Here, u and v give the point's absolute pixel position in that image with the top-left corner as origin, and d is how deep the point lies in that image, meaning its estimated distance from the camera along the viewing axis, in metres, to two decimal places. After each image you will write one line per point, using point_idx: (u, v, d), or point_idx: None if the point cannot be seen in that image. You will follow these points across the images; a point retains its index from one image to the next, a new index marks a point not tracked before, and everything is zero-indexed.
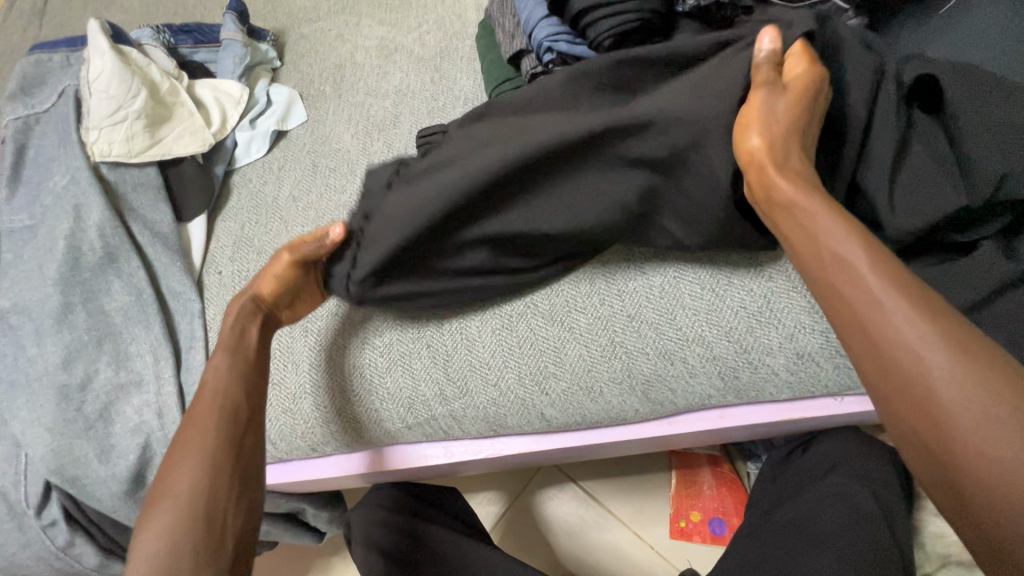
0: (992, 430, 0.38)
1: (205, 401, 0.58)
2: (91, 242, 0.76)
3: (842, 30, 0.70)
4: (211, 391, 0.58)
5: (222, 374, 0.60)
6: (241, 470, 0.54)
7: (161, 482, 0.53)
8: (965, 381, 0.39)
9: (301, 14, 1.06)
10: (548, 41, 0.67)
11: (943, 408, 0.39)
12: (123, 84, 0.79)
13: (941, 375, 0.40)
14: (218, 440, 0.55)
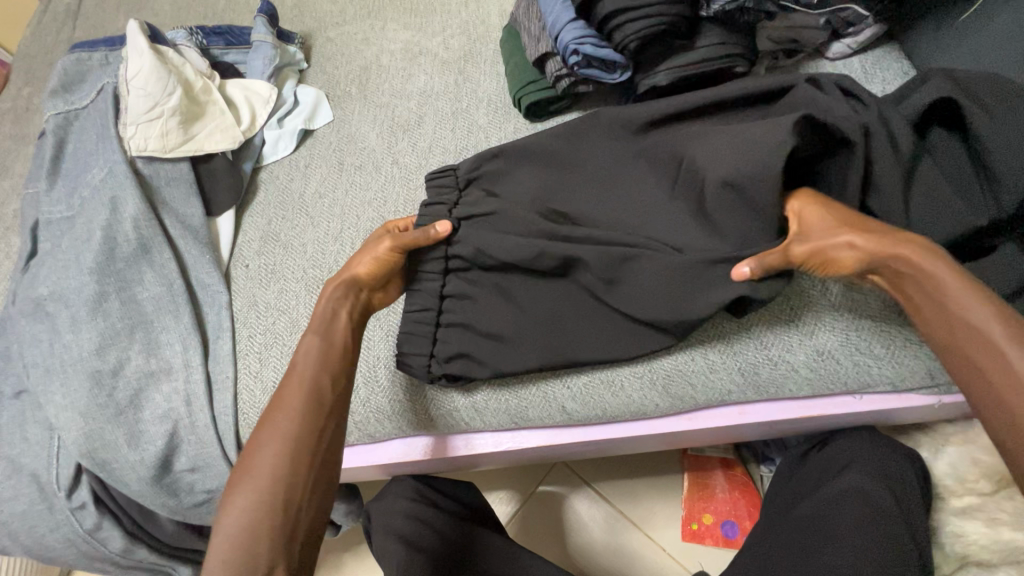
0: None
1: (296, 386, 0.56)
2: (125, 234, 0.78)
3: (860, 36, 0.71)
4: (300, 379, 0.56)
5: (308, 361, 0.58)
6: (325, 463, 0.53)
7: (247, 459, 0.52)
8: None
9: (328, 18, 1.09)
10: (574, 43, 0.69)
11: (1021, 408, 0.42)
12: (160, 82, 0.82)
13: (1001, 351, 0.44)
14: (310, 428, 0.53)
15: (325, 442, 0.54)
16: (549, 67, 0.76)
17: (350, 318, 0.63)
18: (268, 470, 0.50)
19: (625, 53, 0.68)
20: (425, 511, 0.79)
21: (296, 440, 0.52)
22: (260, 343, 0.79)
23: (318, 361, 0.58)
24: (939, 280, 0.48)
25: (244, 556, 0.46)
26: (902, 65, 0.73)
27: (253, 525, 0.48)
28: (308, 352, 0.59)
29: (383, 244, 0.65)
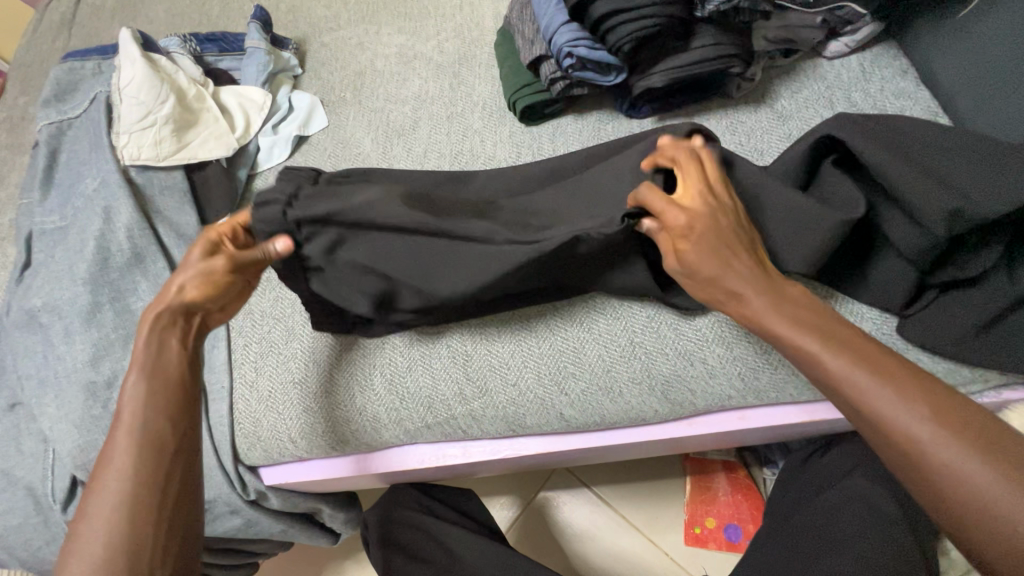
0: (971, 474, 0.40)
1: (124, 432, 0.51)
2: (119, 243, 0.78)
3: (858, 34, 0.71)
4: (129, 429, 0.51)
5: (139, 407, 0.52)
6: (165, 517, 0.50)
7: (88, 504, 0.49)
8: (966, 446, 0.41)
9: (322, 23, 1.09)
10: (567, 46, 0.69)
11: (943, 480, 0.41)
12: (153, 90, 0.82)
13: (893, 414, 0.43)
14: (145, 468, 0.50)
15: (155, 489, 0.50)
16: (543, 70, 0.75)
17: (182, 347, 0.56)
18: (96, 538, 0.48)
19: (618, 55, 0.67)
20: (424, 519, 0.79)
21: (134, 489, 0.49)
22: (255, 351, 0.78)
23: (149, 405, 0.52)
24: (833, 339, 0.47)
25: None
26: (901, 63, 0.71)
27: None
28: (135, 397, 0.53)
29: (215, 263, 0.56)
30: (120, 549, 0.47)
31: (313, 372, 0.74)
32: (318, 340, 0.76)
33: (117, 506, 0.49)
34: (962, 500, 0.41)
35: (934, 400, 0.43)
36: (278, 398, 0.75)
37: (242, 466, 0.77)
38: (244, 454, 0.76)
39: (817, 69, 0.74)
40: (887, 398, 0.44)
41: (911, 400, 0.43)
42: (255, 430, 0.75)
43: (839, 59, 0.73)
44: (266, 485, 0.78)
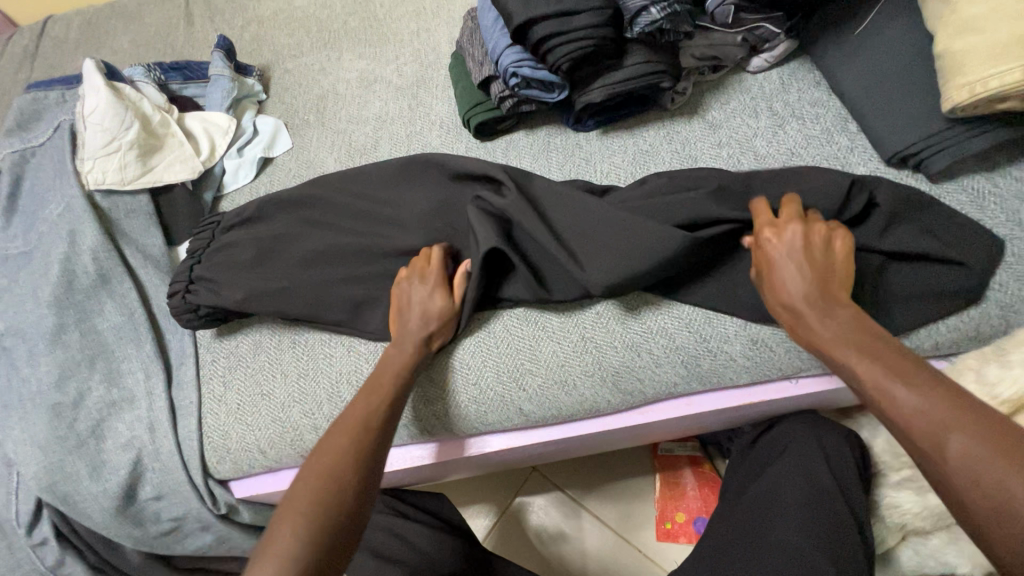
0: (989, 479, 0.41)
1: (350, 419, 0.60)
2: (84, 265, 0.79)
3: (776, 51, 0.78)
4: (356, 417, 0.60)
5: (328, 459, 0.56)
6: (373, 475, 0.57)
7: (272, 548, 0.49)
8: (981, 440, 0.43)
9: (285, 50, 1.13)
10: (512, 67, 0.74)
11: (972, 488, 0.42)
12: (117, 117, 0.84)
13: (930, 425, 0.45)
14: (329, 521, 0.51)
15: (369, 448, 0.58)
16: (493, 89, 0.81)
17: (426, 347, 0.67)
18: (306, 498, 0.52)
19: (558, 73, 0.72)
20: (396, 523, 0.81)
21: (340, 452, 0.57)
22: (223, 366, 0.80)
23: (373, 399, 0.62)
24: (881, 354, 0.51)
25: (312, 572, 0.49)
26: (814, 75, 0.79)
27: (293, 548, 0.49)
28: (364, 394, 0.63)
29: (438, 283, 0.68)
30: (311, 510, 0.52)
31: (281, 382, 0.77)
32: (286, 352, 0.78)
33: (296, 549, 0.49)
34: (998, 508, 0.41)
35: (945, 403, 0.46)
36: (247, 410, 0.77)
37: (212, 482, 0.78)
38: (213, 467, 0.77)
39: (742, 82, 0.81)
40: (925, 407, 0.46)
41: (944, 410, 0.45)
42: (224, 443, 0.77)
43: (761, 74, 0.81)
44: (236, 497, 0.79)
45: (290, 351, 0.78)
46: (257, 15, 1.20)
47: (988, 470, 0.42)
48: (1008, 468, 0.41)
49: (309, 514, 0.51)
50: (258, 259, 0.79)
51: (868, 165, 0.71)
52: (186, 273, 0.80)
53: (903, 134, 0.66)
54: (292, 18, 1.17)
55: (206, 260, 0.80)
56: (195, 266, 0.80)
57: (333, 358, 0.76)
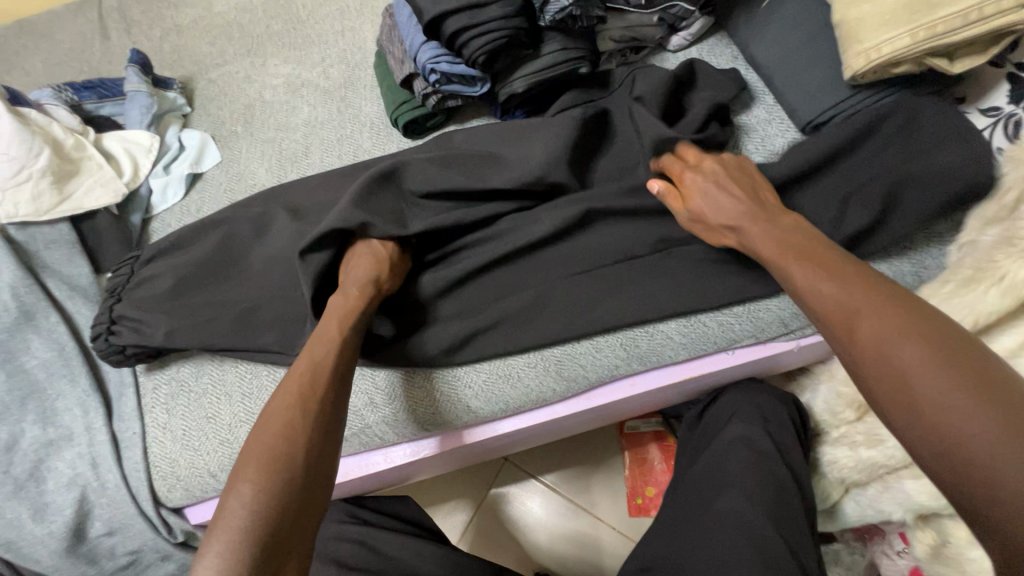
0: (966, 426, 0.39)
1: (323, 342, 0.59)
2: (4, 303, 0.77)
3: (693, 28, 0.79)
4: (329, 340, 0.59)
5: (284, 399, 0.53)
6: (334, 393, 0.55)
7: (218, 512, 0.46)
8: (927, 350, 0.43)
9: (207, 60, 1.09)
10: (431, 63, 0.74)
11: (896, 379, 0.43)
12: (23, 143, 0.80)
13: (903, 371, 0.43)
14: (288, 477, 0.48)
15: (342, 375, 0.57)
16: (416, 86, 0.80)
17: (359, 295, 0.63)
18: (286, 417, 0.52)
19: (476, 67, 0.72)
20: (362, 532, 0.81)
21: (317, 373, 0.56)
22: (166, 393, 0.78)
23: (335, 321, 0.61)
24: (827, 255, 0.53)
25: (273, 479, 0.47)
26: (732, 50, 0.81)
27: (263, 471, 0.48)
28: (336, 314, 0.61)
29: (373, 254, 0.67)
30: (279, 435, 0.50)
31: (225, 404, 0.76)
32: (229, 372, 0.77)
33: (235, 510, 0.45)
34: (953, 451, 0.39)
35: (939, 346, 0.43)
36: (193, 435, 0.75)
37: (165, 511, 0.76)
38: (164, 496, 0.75)
39: (665, 60, 0.83)
40: (872, 326, 0.46)
41: (863, 298, 0.48)
42: (173, 470, 0.75)
43: (681, 51, 0.83)
44: (193, 524, 0.78)
45: (231, 375, 0.77)
46: (175, 24, 1.15)
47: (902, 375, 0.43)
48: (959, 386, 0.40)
49: (285, 434, 0.50)
50: (180, 288, 0.77)
51: (785, 136, 0.75)
52: (107, 312, 0.76)
53: (814, 103, 0.70)
54: (211, 25, 1.13)
55: (127, 298, 0.77)
56: (116, 304, 0.77)
57: (279, 378, 0.76)
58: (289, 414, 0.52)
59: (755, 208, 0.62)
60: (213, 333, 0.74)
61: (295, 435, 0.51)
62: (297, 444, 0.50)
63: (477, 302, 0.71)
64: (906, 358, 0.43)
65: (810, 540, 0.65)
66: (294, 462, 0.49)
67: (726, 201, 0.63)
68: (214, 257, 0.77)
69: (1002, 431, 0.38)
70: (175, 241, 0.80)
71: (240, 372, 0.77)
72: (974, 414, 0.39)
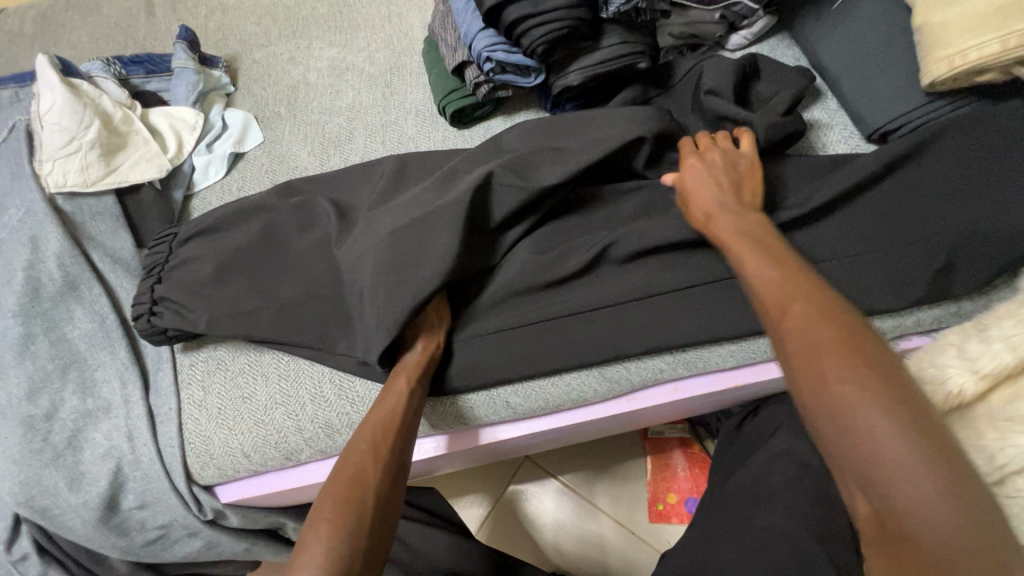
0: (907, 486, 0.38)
1: (392, 392, 0.60)
2: (49, 272, 0.77)
3: (755, 28, 0.78)
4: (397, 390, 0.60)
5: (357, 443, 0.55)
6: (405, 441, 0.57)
7: (297, 553, 0.46)
8: (888, 409, 0.40)
9: (253, 40, 1.09)
10: (486, 51, 0.72)
11: (842, 430, 0.41)
12: (75, 116, 0.81)
13: (869, 429, 0.39)
14: (362, 521, 0.48)
15: (411, 425, 0.59)
16: (467, 75, 0.79)
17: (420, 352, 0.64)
18: (359, 463, 0.53)
19: (534, 57, 0.70)
20: None
21: (387, 421, 0.57)
22: (202, 370, 0.78)
23: (403, 373, 0.62)
24: (780, 255, 0.52)
25: (348, 523, 0.48)
26: (794, 51, 0.79)
27: (339, 515, 0.48)
28: (403, 367, 0.63)
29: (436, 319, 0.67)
30: (354, 480, 0.51)
31: (262, 384, 0.76)
32: (267, 353, 0.77)
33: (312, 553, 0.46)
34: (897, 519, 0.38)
35: (903, 410, 0.40)
36: (228, 414, 0.75)
37: (197, 489, 0.76)
38: (197, 473, 0.75)
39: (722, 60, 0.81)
40: (824, 347, 0.43)
41: (825, 324, 0.45)
42: (207, 448, 0.75)
43: (741, 49, 0.81)
44: (223, 503, 0.77)
45: (269, 356, 0.77)
46: (221, 3, 1.15)
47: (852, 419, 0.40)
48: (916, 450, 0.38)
49: (360, 479, 0.51)
50: (221, 269, 0.76)
51: (848, 142, 0.73)
52: (148, 294, 0.77)
53: (883, 110, 0.68)
54: (258, 5, 1.12)
55: (166, 280, 0.77)
56: (156, 286, 0.77)
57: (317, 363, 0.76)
58: (366, 457, 0.53)
59: (730, 198, 0.60)
60: (257, 314, 0.73)
61: (369, 480, 0.52)
62: (370, 489, 0.51)
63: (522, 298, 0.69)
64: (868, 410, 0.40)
65: (854, 559, 0.63)
66: (367, 507, 0.50)
67: (710, 188, 0.61)
68: (258, 237, 0.77)
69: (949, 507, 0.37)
70: (216, 222, 0.79)
71: (278, 354, 0.77)
72: (926, 486, 0.37)
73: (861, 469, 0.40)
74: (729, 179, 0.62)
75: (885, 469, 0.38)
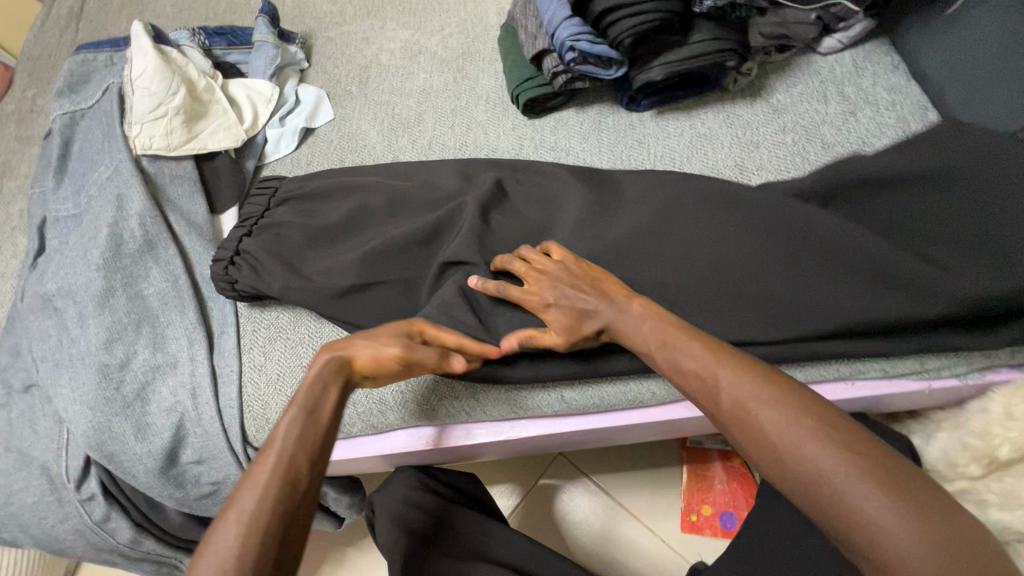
0: (897, 541, 0.37)
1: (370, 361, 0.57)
2: (131, 230, 0.80)
3: (851, 31, 0.75)
4: (372, 360, 0.57)
5: (289, 437, 0.48)
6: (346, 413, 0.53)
7: (212, 529, 0.42)
8: (841, 457, 0.41)
9: (328, 18, 1.11)
10: (570, 40, 0.70)
11: (810, 494, 0.41)
12: (164, 81, 0.84)
13: (843, 494, 0.39)
14: (297, 497, 0.45)
15: (363, 398, 0.55)
16: (546, 63, 0.78)
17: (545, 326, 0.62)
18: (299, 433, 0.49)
19: (619, 48, 0.69)
20: (431, 502, 0.80)
21: (344, 390, 0.54)
22: (264, 336, 0.80)
23: (382, 343, 0.59)
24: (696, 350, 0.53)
25: (279, 499, 0.44)
26: (892, 59, 0.76)
27: (269, 489, 0.44)
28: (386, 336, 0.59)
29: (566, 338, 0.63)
30: (291, 452, 0.47)
31: None
32: (326, 329, 0.79)
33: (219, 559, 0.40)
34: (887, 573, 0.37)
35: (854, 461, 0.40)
36: (286, 381, 0.78)
37: (252, 451, 0.78)
38: (252, 436, 0.78)
39: (812, 63, 0.78)
40: (782, 426, 0.44)
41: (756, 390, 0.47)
42: (264, 411, 0.77)
43: (833, 54, 0.78)
44: None
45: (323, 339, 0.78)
46: None
47: (821, 482, 0.41)
48: (866, 482, 0.39)
49: (297, 453, 0.47)
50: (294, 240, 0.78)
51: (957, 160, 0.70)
52: (235, 244, 0.79)
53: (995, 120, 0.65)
54: None
55: (257, 234, 0.80)
56: (244, 239, 0.80)
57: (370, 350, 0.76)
58: (310, 430, 0.49)
59: (593, 296, 0.61)
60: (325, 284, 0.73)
61: (310, 454, 0.48)
62: (311, 463, 0.48)
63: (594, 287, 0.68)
64: (824, 462, 0.41)
65: None
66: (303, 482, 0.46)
67: (583, 295, 0.61)
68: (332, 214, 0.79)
69: (903, 511, 0.38)
70: (296, 195, 0.82)
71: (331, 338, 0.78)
72: (892, 519, 0.38)
73: (816, 503, 0.41)
74: (579, 287, 0.62)
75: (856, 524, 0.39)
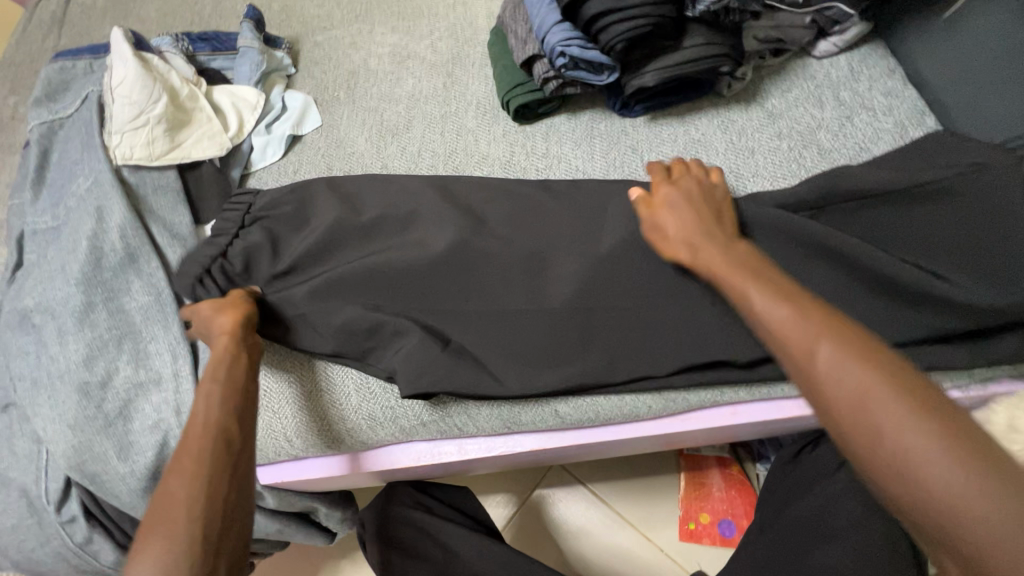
0: (985, 524, 0.33)
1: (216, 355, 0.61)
2: (111, 243, 0.78)
3: (846, 34, 0.73)
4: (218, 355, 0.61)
5: (212, 406, 0.56)
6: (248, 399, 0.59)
7: (149, 515, 0.49)
8: (939, 450, 0.36)
9: (315, 22, 1.09)
10: (560, 46, 0.69)
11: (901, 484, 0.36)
12: (144, 89, 0.82)
13: (936, 487, 0.35)
14: (216, 475, 0.51)
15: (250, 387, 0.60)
16: (536, 69, 0.76)
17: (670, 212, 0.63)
18: (206, 426, 0.54)
19: (610, 54, 0.68)
20: (425, 520, 0.80)
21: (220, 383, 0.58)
22: None
23: (223, 340, 0.63)
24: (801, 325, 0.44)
25: (199, 480, 0.50)
26: (889, 63, 0.75)
27: (190, 475, 0.50)
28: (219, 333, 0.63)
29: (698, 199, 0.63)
30: (203, 441, 0.53)
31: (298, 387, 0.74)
32: (298, 360, 0.75)
33: (180, 505, 0.49)
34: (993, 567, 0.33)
35: (961, 451, 0.35)
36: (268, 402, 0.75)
37: None
38: None
39: (807, 67, 0.77)
40: (880, 403, 0.39)
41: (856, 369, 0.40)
42: None
43: (828, 58, 0.77)
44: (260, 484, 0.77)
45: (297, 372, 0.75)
46: None
47: (905, 467, 0.36)
48: (964, 470, 0.35)
49: (205, 442, 0.53)
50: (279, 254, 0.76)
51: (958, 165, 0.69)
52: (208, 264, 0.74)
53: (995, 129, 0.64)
54: None
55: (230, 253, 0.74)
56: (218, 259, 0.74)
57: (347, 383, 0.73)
58: (210, 423, 0.55)
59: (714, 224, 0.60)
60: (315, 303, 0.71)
61: (223, 441, 0.54)
62: (224, 447, 0.53)
63: (590, 301, 0.68)
64: (920, 451, 0.36)
65: None
66: (219, 461, 0.52)
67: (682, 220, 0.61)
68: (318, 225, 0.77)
69: (1007, 504, 0.33)
70: (263, 206, 0.77)
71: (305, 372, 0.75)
72: (988, 505, 0.34)
73: (909, 493, 0.36)
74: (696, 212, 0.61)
75: (945, 514, 0.35)
